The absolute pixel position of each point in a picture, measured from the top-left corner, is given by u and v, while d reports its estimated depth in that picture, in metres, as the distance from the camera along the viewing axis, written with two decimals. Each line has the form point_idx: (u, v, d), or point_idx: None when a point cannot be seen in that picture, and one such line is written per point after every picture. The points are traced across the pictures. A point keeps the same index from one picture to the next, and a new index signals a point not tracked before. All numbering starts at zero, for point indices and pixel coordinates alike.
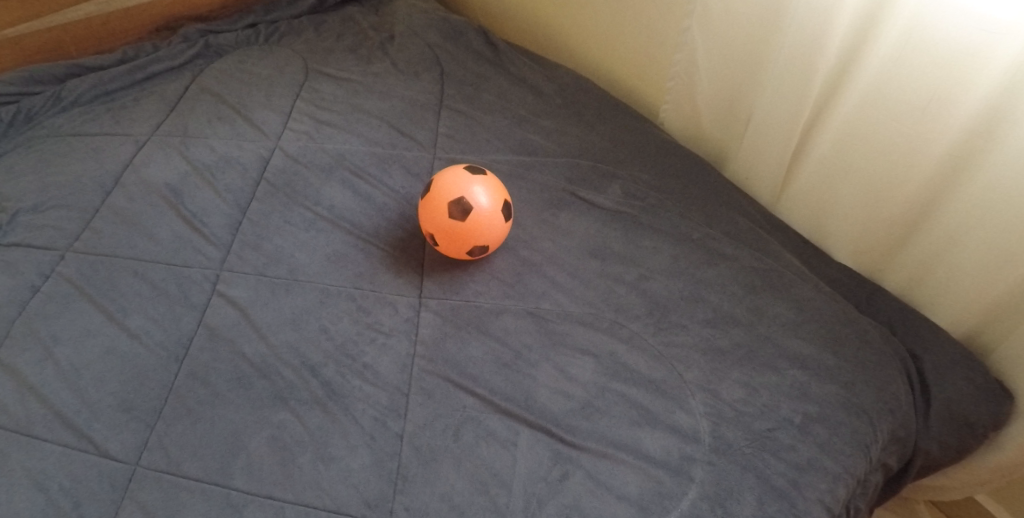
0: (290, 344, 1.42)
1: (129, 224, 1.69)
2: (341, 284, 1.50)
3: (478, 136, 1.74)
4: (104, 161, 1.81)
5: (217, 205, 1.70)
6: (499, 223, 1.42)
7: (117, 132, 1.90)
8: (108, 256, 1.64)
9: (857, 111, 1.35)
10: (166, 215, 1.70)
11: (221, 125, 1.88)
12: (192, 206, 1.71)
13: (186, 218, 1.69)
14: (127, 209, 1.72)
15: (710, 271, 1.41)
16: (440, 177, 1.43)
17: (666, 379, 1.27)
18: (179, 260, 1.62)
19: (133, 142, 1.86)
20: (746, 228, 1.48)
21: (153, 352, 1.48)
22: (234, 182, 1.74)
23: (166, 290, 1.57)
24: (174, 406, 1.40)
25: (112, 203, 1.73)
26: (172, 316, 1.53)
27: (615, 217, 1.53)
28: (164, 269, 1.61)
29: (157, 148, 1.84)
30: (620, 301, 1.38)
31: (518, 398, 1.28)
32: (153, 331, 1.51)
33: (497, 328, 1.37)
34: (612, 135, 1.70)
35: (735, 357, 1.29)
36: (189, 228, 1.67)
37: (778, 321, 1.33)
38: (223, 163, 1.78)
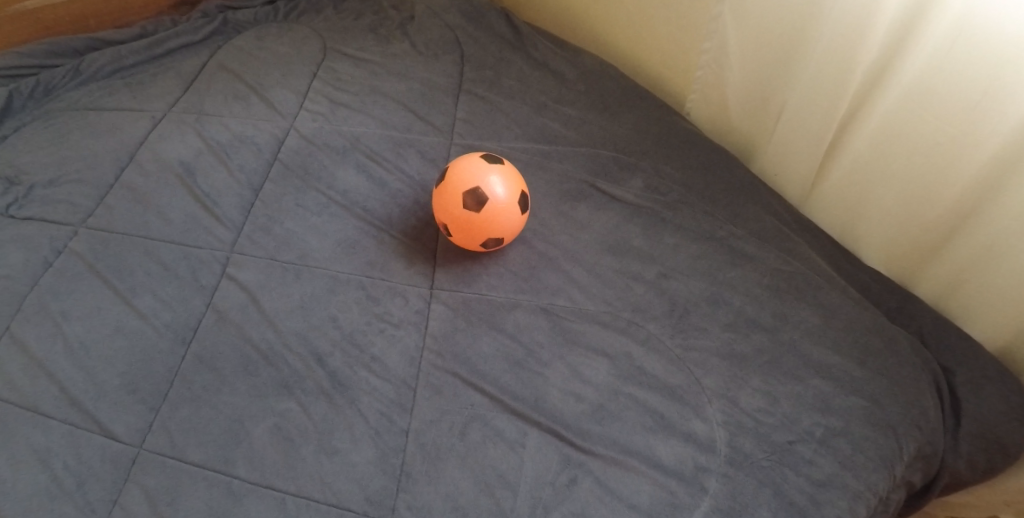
0: (297, 331, 1.39)
1: (142, 201, 1.66)
2: (351, 272, 1.46)
3: (497, 123, 1.69)
4: (120, 137, 1.79)
5: (230, 186, 1.67)
6: (516, 215, 1.37)
7: (133, 108, 1.87)
8: (120, 233, 1.62)
9: (895, 110, 1.28)
10: (179, 193, 1.67)
11: (237, 103, 1.85)
12: (205, 185, 1.68)
13: (198, 197, 1.66)
14: (141, 186, 1.69)
15: (733, 272, 1.35)
16: (456, 165, 1.38)
17: (683, 384, 1.22)
18: (191, 240, 1.59)
19: (149, 119, 1.83)
20: (773, 228, 1.42)
21: (160, 333, 1.46)
22: (248, 162, 1.71)
23: (176, 270, 1.55)
24: (179, 389, 1.38)
25: (126, 179, 1.71)
26: (180, 298, 1.50)
27: (636, 212, 1.47)
28: (175, 249, 1.58)
29: (172, 125, 1.81)
30: (637, 300, 1.33)
31: (528, 398, 1.24)
32: (161, 312, 1.49)
33: (509, 324, 1.33)
34: (636, 126, 1.64)
35: (756, 364, 1.23)
36: (201, 207, 1.64)
37: (803, 328, 1.27)
38: (237, 142, 1.75)
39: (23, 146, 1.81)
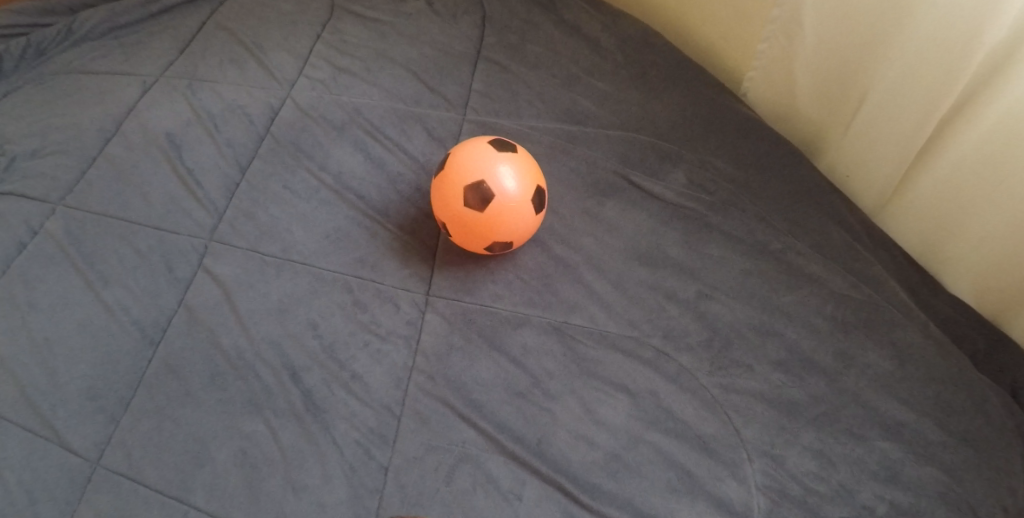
0: (274, 339, 1.22)
1: (123, 178, 1.49)
2: (338, 270, 1.27)
3: (517, 97, 1.45)
4: (106, 103, 1.60)
5: (217, 163, 1.49)
6: (529, 214, 1.14)
7: (124, 70, 1.68)
8: (97, 213, 1.45)
9: (1016, 118, 1.03)
10: (162, 170, 1.50)
11: (232, 68, 1.65)
12: (191, 162, 1.50)
13: (181, 175, 1.48)
14: (122, 160, 1.52)
15: (789, 297, 1.14)
16: (457, 151, 1.15)
17: (719, 435, 1.03)
18: (170, 225, 1.42)
19: (140, 83, 1.64)
20: (840, 244, 1.20)
21: (129, 332, 1.30)
22: (238, 136, 1.52)
23: (152, 259, 1.38)
24: (144, 399, 1.23)
25: (108, 151, 1.54)
26: (153, 291, 1.34)
27: (675, 213, 1.24)
28: (153, 235, 1.41)
29: (163, 91, 1.62)
30: (669, 324, 1.11)
31: (530, 438, 1.04)
32: (132, 307, 1.33)
33: (514, 345, 1.12)
34: (681, 107, 1.39)
35: (809, 416, 1.04)
36: (184, 187, 1.47)
37: (869, 375, 1.07)
38: (228, 113, 1.56)
39: (6, 112, 1.64)
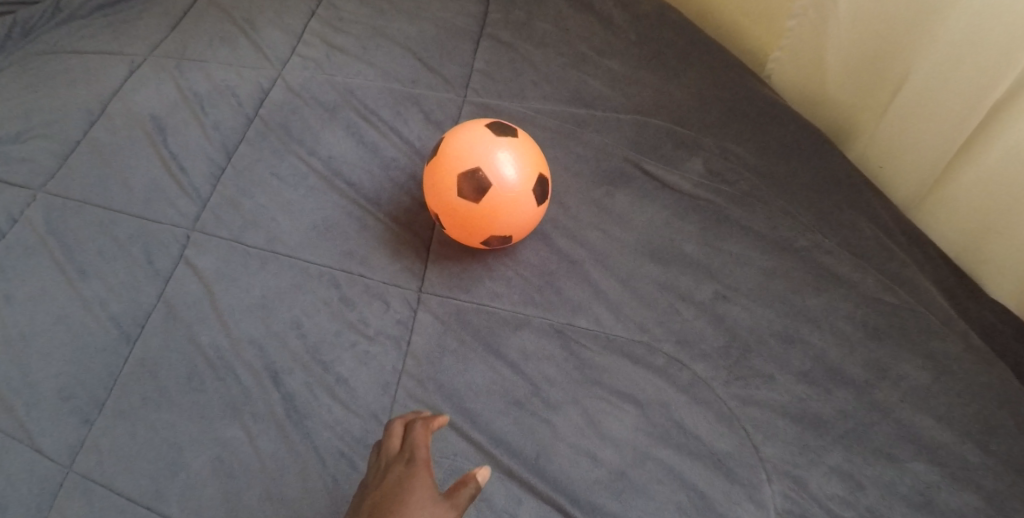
0: (254, 338, 1.13)
1: (105, 162, 1.40)
2: (325, 263, 1.17)
3: (522, 77, 1.35)
4: (92, 83, 1.49)
5: (203, 148, 1.40)
6: (530, 206, 1.04)
7: (109, 48, 1.56)
8: (77, 200, 1.36)
9: None
10: (146, 154, 1.40)
11: (222, 46, 1.54)
12: (175, 145, 1.41)
13: (164, 160, 1.39)
14: (104, 143, 1.42)
15: (815, 300, 1.04)
16: (453, 133, 1.04)
17: (735, 453, 0.93)
18: (152, 213, 1.33)
19: (127, 63, 1.52)
20: (872, 242, 1.10)
21: (106, 328, 1.22)
22: (226, 119, 1.43)
23: (131, 250, 1.29)
24: (119, 399, 1.15)
25: (92, 135, 1.43)
26: (132, 284, 1.26)
27: (691, 205, 1.14)
28: (134, 224, 1.33)
29: (153, 73, 1.50)
30: (682, 329, 1.02)
31: (527, 452, 0.94)
32: (110, 301, 1.25)
33: (511, 349, 1.02)
34: (699, 89, 1.28)
35: (836, 433, 0.94)
36: (168, 173, 1.37)
37: (903, 389, 0.97)
38: (217, 94, 1.46)
39: None
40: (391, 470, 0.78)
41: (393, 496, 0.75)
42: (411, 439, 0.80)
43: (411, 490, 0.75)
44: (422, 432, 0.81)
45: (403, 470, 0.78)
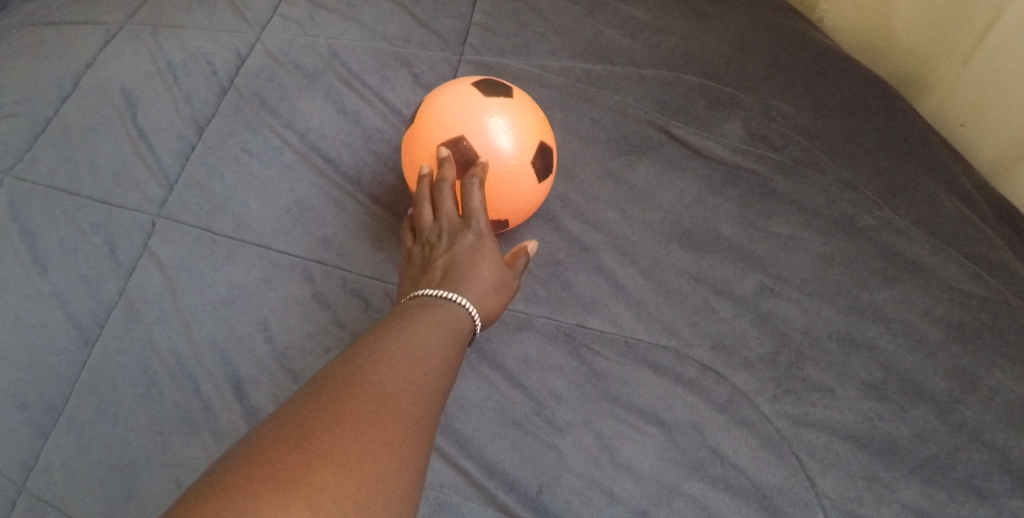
0: (217, 342, 0.97)
1: (67, 139, 1.14)
2: (298, 254, 1.02)
3: (527, 30, 1.15)
4: (61, 53, 1.22)
5: (174, 123, 1.15)
6: (529, 183, 0.86)
7: (81, 17, 1.27)
8: (41, 183, 1.11)
9: None
10: (112, 127, 1.15)
11: (200, 11, 1.27)
12: (144, 121, 1.15)
13: (132, 137, 1.14)
14: (73, 119, 1.16)
15: (884, 293, 0.85)
16: (435, 99, 0.86)
17: (784, 487, 0.75)
18: (118, 198, 1.08)
19: (102, 33, 1.24)
20: (954, 220, 0.89)
21: (64, 329, 1.00)
22: (200, 90, 1.18)
23: (90, 238, 1.06)
24: (75, 410, 0.95)
25: (63, 112, 1.17)
26: (91, 279, 1.03)
27: (729, 177, 0.94)
28: (95, 209, 1.08)
29: (127, 42, 1.23)
30: (719, 331, 0.83)
31: (526, 485, 0.76)
32: (68, 296, 1.02)
33: (510, 358, 0.82)
34: (738, 38, 1.08)
35: (913, 462, 0.75)
36: (132, 148, 1.13)
37: (998, 405, 0.78)
38: (191, 62, 1.20)
39: None
40: (459, 234, 0.76)
41: (471, 263, 0.75)
42: (476, 208, 0.77)
43: (487, 262, 0.75)
44: (481, 200, 0.78)
45: (474, 235, 0.77)
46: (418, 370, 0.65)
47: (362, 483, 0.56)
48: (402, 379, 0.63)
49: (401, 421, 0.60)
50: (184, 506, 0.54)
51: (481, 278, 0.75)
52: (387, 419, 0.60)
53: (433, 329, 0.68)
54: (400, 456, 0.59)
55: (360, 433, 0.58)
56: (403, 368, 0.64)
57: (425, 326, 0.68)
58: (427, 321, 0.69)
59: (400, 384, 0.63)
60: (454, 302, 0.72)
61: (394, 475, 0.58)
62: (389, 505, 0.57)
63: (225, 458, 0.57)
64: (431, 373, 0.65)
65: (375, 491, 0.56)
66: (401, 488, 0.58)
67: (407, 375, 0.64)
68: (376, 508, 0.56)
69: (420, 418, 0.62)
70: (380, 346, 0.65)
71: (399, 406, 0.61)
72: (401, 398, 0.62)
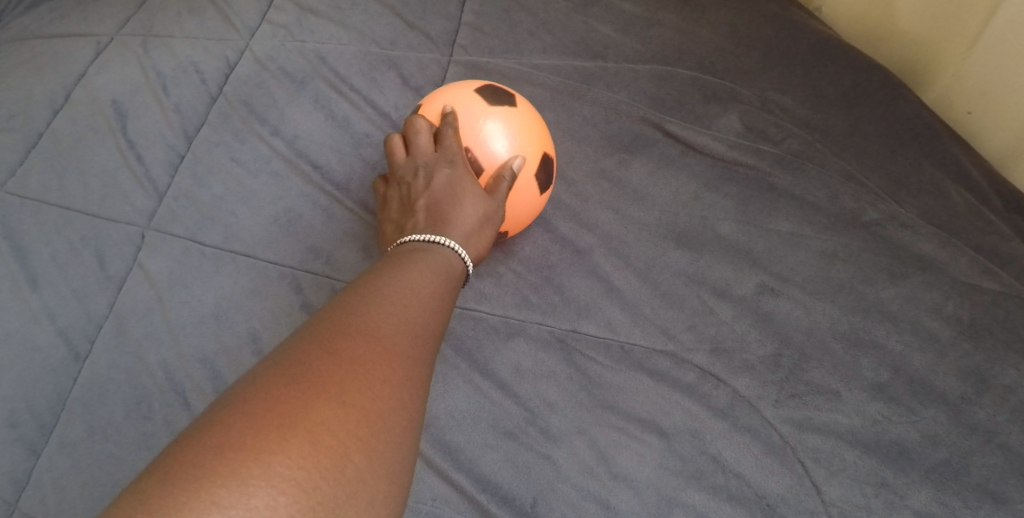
0: (205, 356, 0.91)
1: (56, 152, 1.05)
2: (287, 263, 0.97)
3: (517, 27, 1.12)
4: (47, 65, 1.13)
5: (162, 133, 1.06)
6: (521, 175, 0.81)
7: (71, 28, 1.17)
8: (31, 198, 1.02)
9: None
10: (99, 136, 1.06)
11: (190, 19, 1.17)
12: (132, 132, 1.07)
13: (119, 147, 1.05)
14: (63, 130, 1.07)
15: (890, 289, 0.81)
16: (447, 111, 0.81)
17: (789, 496, 0.71)
18: (109, 211, 1.00)
19: (91, 44, 1.15)
20: (962, 212, 0.86)
21: (53, 346, 0.92)
22: (189, 100, 1.09)
23: (80, 252, 0.98)
24: (62, 431, 0.87)
25: (55, 125, 1.07)
26: (80, 293, 0.95)
27: (727, 174, 0.91)
28: (84, 223, 1.00)
29: (115, 52, 1.14)
30: (721, 334, 0.80)
31: (521, 498, 0.72)
32: (58, 313, 0.94)
33: (502, 366, 0.79)
34: (734, 30, 1.05)
35: (925, 466, 0.72)
36: (118, 157, 1.04)
37: (1012, 405, 0.74)
38: (180, 71, 1.12)
39: None
40: (435, 167, 0.74)
41: (452, 196, 0.72)
42: (451, 142, 0.76)
43: (469, 195, 0.73)
44: (456, 136, 0.77)
45: (451, 168, 0.74)
46: (413, 309, 0.62)
47: (364, 419, 0.52)
48: (398, 316, 0.60)
49: (400, 358, 0.57)
50: (175, 453, 0.49)
51: (464, 212, 0.72)
52: (386, 356, 0.56)
53: (423, 266, 0.66)
54: (401, 392, 0.56)
55: (358, 369, 0.54)
56: (396, 305, 0.61)
57: (414, 266, 0.65)
58: (416, 262, 0.66)
59: (395, 322, 0.59)
60: (442, 245, 0.69)
61: (396, 412, 0.55)
62: (393, 442, 0.54)
63: (215, 404, 0.53)
64: (427, 311, 0.62)
65: (378, 427, 0.53)
66: (403, 426, 0.55)
67: (402, 315, 0.60)
68: (380, 444, 0.53)
69: (418, 356, 0.59)
70: (372, 286, 0.62)
71: (396, 344, 0.58)
72: (397, 335, 0.59)
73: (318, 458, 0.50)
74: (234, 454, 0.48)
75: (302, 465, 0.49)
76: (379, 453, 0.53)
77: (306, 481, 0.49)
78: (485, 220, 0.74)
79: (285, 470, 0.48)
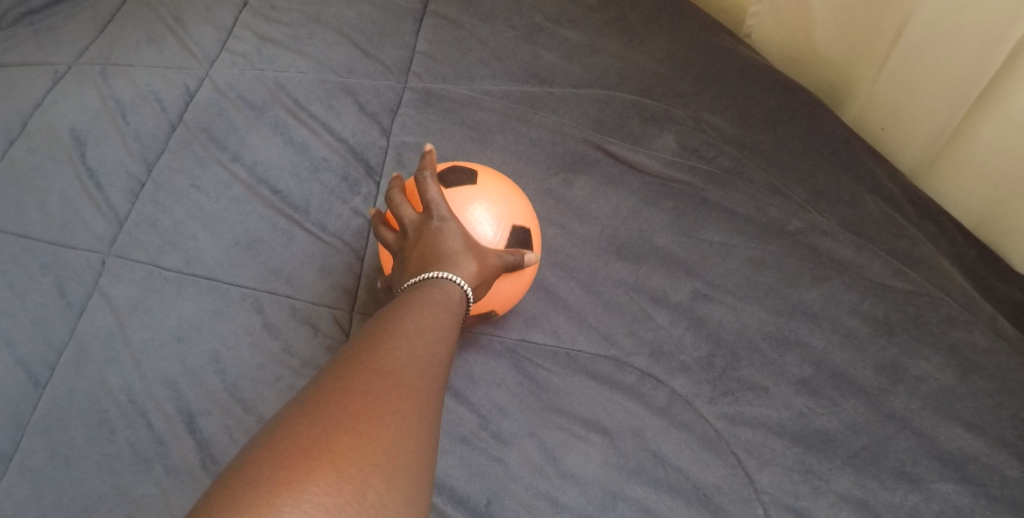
0: (167, 377, 0.93)
1: (14, 180, 1.07)
2: (247, 285, 1.00)
3: (468, 54, 1.17)
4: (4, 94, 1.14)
5: (123, 161, 1.09)
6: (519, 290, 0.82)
7: (28, 57, 1.19)
8: None
9: None
10: (58, 166, 1.08)
11: (148, 48, 1.20)
12: (91, 160, 1.09)
13: (77, 176, 1.08)
14: (20, 159, 1.09)
15: (814, 292, 0.88)
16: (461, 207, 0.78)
17: (724, 486, 0.77)
18: (68, 238, 1.03)
19: (46, 73, 1.17)
20: (876, 219, 0.94)
21: (10, 374, 0.93)
22: (148, 128, 1.12)
23: (38, 280, 0.99)
24: (21, 458, 0.88)
25: (13, 155, 1.09)
26: (39, 320, 0.97)
27: (664, 190, 0.97)
28: (43, 251, 1.02)
29: (72, 81, 1.16)
30: (659, 339, 0.85)
31: (475, 499, 0.76)
32: (16, 342, 0.95)
33: (456, 376, 0.83)
34: (670, 56, 1.13)
35: (847, 453, 0.78)
36: (76, 186, 1.07)
37: (922, 393, 0.81)
38: (138, 99, 1.15)
39: None
40: (423, 224, 0.74)
41: (438, 240, 0.73)
42: (432, 198, 0.74)
43: (458, 238, 0.73)
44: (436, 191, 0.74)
45: (440, 221, 0.74)
46: (419, 346, 0.63)
47: (383, 448, 0.53)
48: (407, 353, 0.61)
49: (411, 390, 0.58)
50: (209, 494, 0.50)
51: (458, 254, 0.72)
52: (400, 389, 0.57)
53: (423, 305, 0.67)
54: (416, 422, 0.56)
55: (374, 400, 0.55)
56: (405, 343, 0.62)
57: (416, 307, 0.67)
58: (416, 302, 0.67)
59: (403, 357, 0.60)
60: (442, 278, 0.70)
61: (413, 439, 0.55)
62: (411, 468, 0.54)
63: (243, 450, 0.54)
64: (433, 347, 0.64)
65: (397, 455, 0.53)
66: (420, 455, 0.55)
67: (410, 351, 0.61)
68: (401, 471, 0.53)
69: (428, 390, 0.60)
70: (381, 329, 0.63)
71: (407, 378, 0.59)
72: (408, 371, 0.59)
73: (344, 486, 0.50)
74: (263, 485, 0.49)
75: (328, 492, 0.49)
76: (399, 478, 0.53)
77: (335, 506, 0.49)
78: (478, 255, 0.74)
79: (313, 497, 0.49)
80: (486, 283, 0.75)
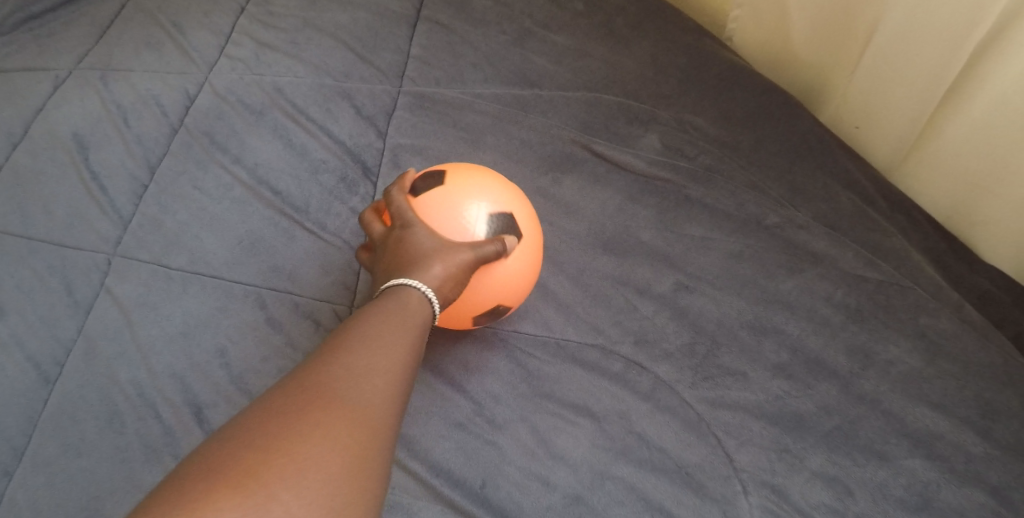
0: (175, 371, 0.97)
1: (20, 184, 1.11)
2: (250, 282, 1.04)
3: (460, 59, 1.22)
4: (7, 99, 1.18)
5: (126, 164, 1.13)
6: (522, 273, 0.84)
7: (29, 62, 1.23)
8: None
9: None
10: (62, 170, 1.12)
11: (148, 53, 1.24)
12: (95, 163, 1.13)
13: (82, 179, 1.11)
14: (26, 163, 1.13)
15: (790, 282, 0.93)
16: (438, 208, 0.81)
17: (705, 465, 0.82)
18: (74, 239, 1.06)
19: (47, 78, 1.21)
20: (849, 213, 0.99)
21: (22, 371, 0.97)
22: (150, 132, 1.16)
23: (46, 280, 1.03)
24: (33, 451, 0.92)
25: (17, 159, 1.13)
26: (48, 319, 1.00)
27: (648, 187, 1.02)
28: (50, 252, 1.05)
29: (73, 86, 1.20)
30: (644, 328, 0.90)
31: (471, 480, 0.81)
32: (25, 340, 0.99)
33: (451, 365, 0.88)
34: (654, 59, 1.18)
35: (821, 433, 0.83)
36: (81, 189, 1.11)
37: (891, 376, 0.86)
38: (139, 104, 1.18)
39: None
40: (392, 231, 0.78)
41: (404, 245, 0.76)
42: (400, 207, 0.78)
43: (425, 240, 0.76)
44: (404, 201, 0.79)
45: (405, 227, 0.77)
46: (361, 360, 0.64)
47: (297, 465, 0.55)
48: (346, 369, 0.63)
49: (340, 407, 0.60)
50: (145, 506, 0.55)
51: (423, 255, 0.75)
52: (328, 405, 0.59)
53: (376, 318, 0.69)
54: (341, 437, 0.58)
55: (298, 418, 0.58)
56: (347, 358, 0.64)
57: (370, 319, 0.69)
58: (370, 314, 0.69)
59: (339, 373, 0.62)
60: (404, 287, 0.72)
61: (333, 454, 0.57)
62: (328, 483, 0.56)
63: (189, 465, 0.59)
64: (378, 359, 0.65)
65: (311, 472, 0.55)
66: (343, 469, 0.57)
67: (350, 365, 0.63)
68: (314, 487, 0.55)
69: (363, 403, 0.61)
70: (330, 344, 0.66)
71: (338, 394, 0.61)
72: (342, 386, 0.61)
73: (250, 502, 0.53)
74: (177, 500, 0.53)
75: (232, 509, 0.52)
76: (311, 493, 0.55)
77: None
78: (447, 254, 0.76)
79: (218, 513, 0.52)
80: (460, 281, 0.76)
